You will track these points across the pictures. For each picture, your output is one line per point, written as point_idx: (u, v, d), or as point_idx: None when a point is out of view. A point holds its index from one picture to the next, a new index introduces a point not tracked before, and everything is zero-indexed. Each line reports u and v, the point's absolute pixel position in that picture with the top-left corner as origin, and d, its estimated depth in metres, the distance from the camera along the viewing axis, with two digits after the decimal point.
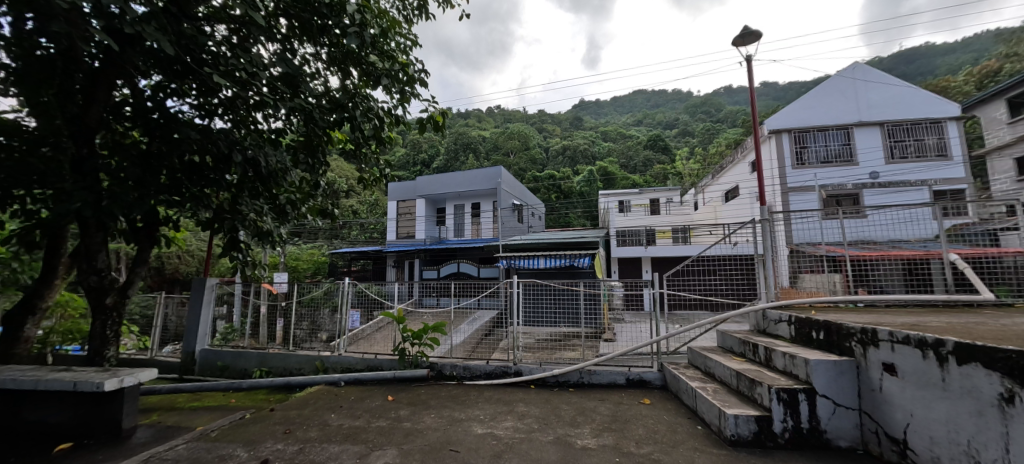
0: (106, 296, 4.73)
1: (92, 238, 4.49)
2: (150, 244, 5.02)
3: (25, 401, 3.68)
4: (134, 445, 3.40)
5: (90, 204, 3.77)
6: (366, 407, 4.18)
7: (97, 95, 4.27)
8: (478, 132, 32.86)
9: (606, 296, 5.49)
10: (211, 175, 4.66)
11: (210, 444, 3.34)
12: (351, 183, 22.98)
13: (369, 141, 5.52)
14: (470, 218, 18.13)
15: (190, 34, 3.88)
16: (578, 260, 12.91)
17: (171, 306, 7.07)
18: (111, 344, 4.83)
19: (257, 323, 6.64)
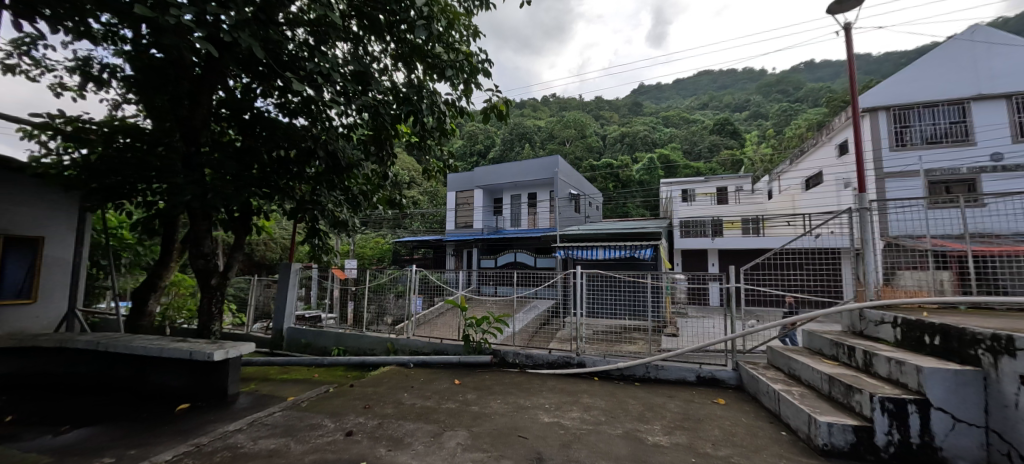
0: (212, 277, 5.37)
1: (199, 226, 5.09)
2: (245, 232, 5.59)
3: (151, 365, 4.28)
4: (239, 409, 3.84)
5: (198, 196, 4.26)
6: (434, 389, 4.39)
7: (201, 99, 4.80)
8: (534, 121, 32.74)
9: (669, 289, 5.21)
10: (294, 169, 5.14)
11: (301, 413, 3.68)
12: (413, 175, 23.99)
13: (434, 133, 5.74)
14: (527, 208, 18.19)
15: (274, 36, 4.27)
16: (639, 251, 12.52)
17: (259, 288, 7.83)
18: (216, 319, 5.46)
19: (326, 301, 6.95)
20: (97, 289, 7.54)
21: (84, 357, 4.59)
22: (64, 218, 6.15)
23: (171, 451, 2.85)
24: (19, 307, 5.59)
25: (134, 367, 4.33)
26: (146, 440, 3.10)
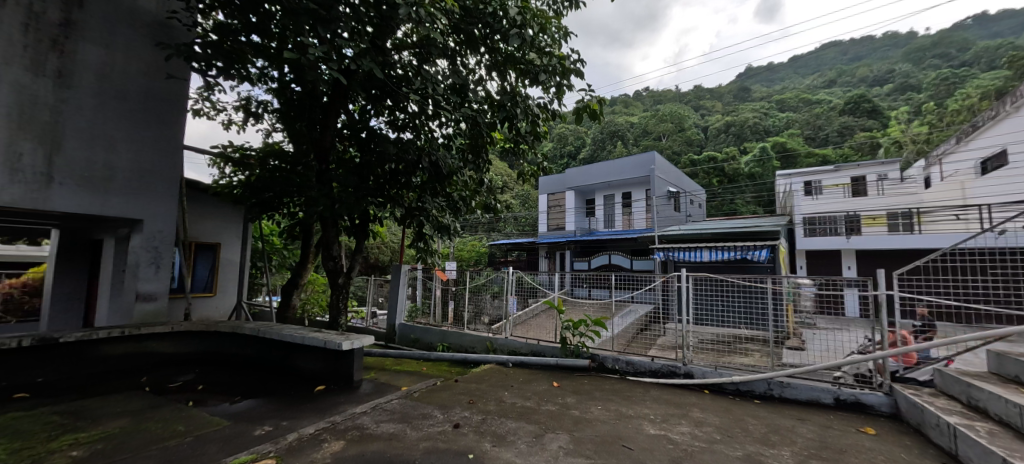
0: (339, 277, 6.13)
1: (329, 233, 5.85)
2: (364, 237, 6.28)
3: (295, 351, 5.01)
4: (362, 395, 4.31)
5: (327, 207, 4.90)
6: (534, 389, 4.44)
7: (329, 122, 5.53)
8: (626, 118, 31.51)
9: (790, 296, 4.49)
10: (403, 179, 5.63)
11: (414, 403, 3.99)
12: (506, 180, 24.70)
13: (527, 137, 5.84)
14: (621, 208, 17.55)
15: (386, 61, 4.79)
16: (752, 253, 11.30)
17: (374, 287, 8.71)
18: (342, 314, 6.21)
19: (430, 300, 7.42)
20: (254, 285, 9.07)
21: (249, 342, 5.56)
22: (233, 228, 7.71)
23: (313, 426, 3.29)
24: (205, 299, 7.28)
25: (283, 352, 5.11)
26: (294, 414, 3.63)
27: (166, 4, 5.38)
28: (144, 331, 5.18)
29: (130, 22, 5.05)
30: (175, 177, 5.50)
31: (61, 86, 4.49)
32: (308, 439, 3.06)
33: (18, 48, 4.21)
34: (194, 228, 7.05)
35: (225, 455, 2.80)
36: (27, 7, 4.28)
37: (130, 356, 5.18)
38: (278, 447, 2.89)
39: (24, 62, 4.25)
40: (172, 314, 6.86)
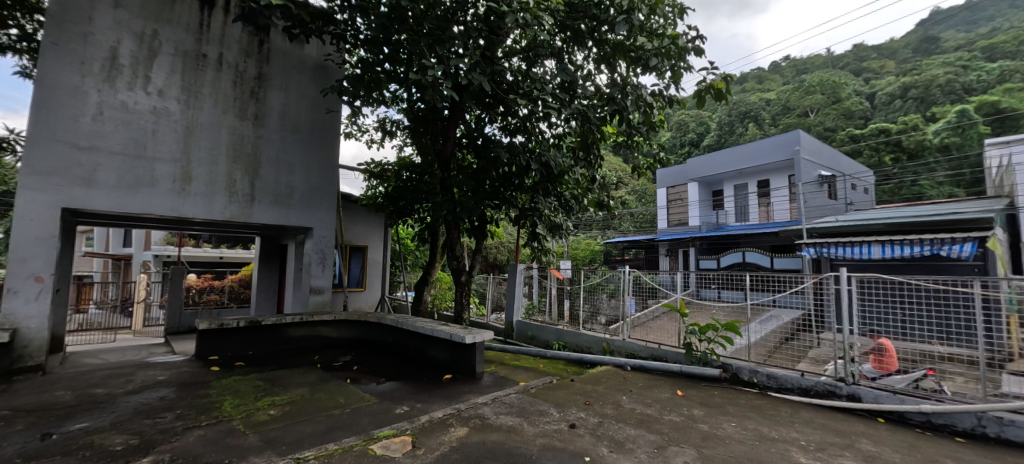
0: (462, 275, 6.61)
1: (452, 234, 6.36)
2: (483, 237, 6.67)
3: (427, 341, 5.53)
4: (484, 386, 4.57)
5: (449, 211, 5.36)
6: (655, 397, 4.17)
7: (449, 133, 6.05)
8: (761, 95, 27.67)
9: (1016, 306, 3.42)
10: (516, 181, 5.84)
11: (532, 398, 4.08)
12: (620, 175, 23.81)
13: (639, 128, 5.51)
14: (757, 199, 15.49)
15: (496, 69, 5.10)
16: (946, 248, 8.94)
17: (493, 285, 9.15)
18: (465, 309, 6.67)
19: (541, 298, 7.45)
20: (393, 282, 10.30)
21: (390, 331, 6.32)
22: (378, 232, 8.89)
23: (441, 411, 3.59)
24: (357, 293, 8.52)
25: (417, 342, 5.69)
26: (426, 398, 4.00)
27: (323, 51, 6.78)
28: (315, 317, 6.38)
29: (299, 70, 6.54)
30: (333, 190, 6.82)
31: (257, 126, 6.07)
32: (438, 422, 3.34)
33: (230, 102, 5.84)
34: (348, 233, 8.35)
35: (372, 428, 3.21)
36: (237, 71, 5.92)
37: (308, 337, 6.42)
38: (414, 426, 3.21)
39: (236, 111, 5.89)
40: (335, 304, 8.22)
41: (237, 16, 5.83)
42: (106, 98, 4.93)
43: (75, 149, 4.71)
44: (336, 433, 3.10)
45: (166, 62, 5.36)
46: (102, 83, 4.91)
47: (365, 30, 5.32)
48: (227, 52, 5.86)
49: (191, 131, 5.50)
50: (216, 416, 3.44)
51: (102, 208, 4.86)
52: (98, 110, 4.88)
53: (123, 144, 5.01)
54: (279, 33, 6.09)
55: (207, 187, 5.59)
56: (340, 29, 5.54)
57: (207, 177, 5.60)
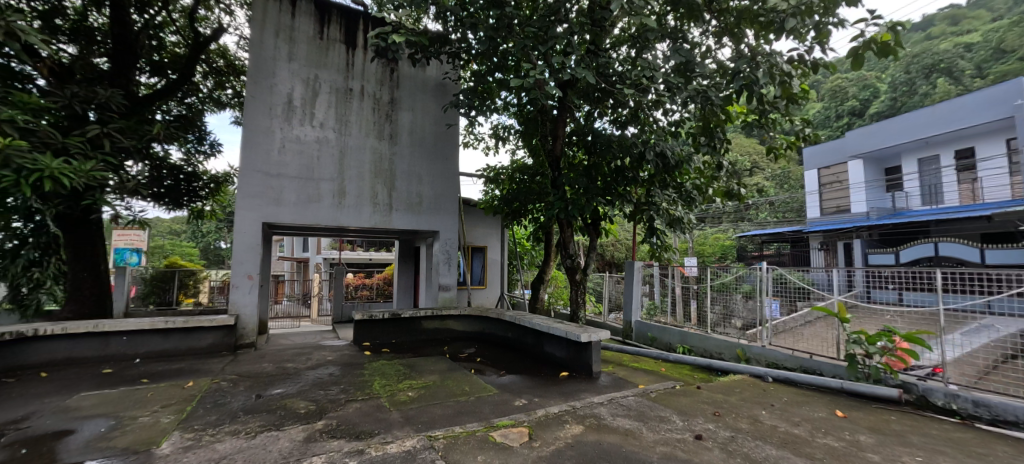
0: (576, 273, 6.63)
1: (566, 233, 6.47)
2: (597, 235, 6.64)
3: (544, 338, 5.63)
4: (602, 385, 4.50)
5: (562, 210, 5.49)
6: (803, 415, 3.62)
7: (559, 131, 6.18)
8: (956, 40, 21.60)
9: None
10: (630, 175, 5.69)
11: (652, 403, 3.88)
12: (756, 158, 21.01)
13: (776, 103, 4.96)
14: (953, 174, 12.15)
15: (602, 63, 5.06)
16: None
17: (611, 283, 8.75)
18: (581, 308, 6.64)
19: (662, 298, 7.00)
20: (511, 280, 10.73)
21: (509, 327, 6.62)
22: (495, 234, 9.43)
23: (557, 406, 3.65)
24: (480, 291, 9.15)
25: (534, 338, 5.86)
26: (543, 393, 4.11)
27: (442, 71, 7.45)
28: (444, 312, 7.08)
29: (423, 91, 7.29)
30: (455, 196, 7.44)
31: (393, 145, 6.95)
32: (554, 417, 3.41)
33: (372, 125, 6.80)
34: (470, 234, 9.07)
35: (493, 416, 3.42)
36: (375, 99, 6.87)
37: (438, 330, 7.14)
38: (531, 419, 3.33)
39: (376, 134, 6.83)
40: (460, 301, 8.94)
41: (374, 51, 6.77)
42: (286, 134, 6.15)
43: (268, 176, 5.98)
44: (462, 417, 3.38)
45: (325, 99, 6.48)
46: (283, 122, 6.15)
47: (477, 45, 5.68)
48: (367, 83, 6.82)
49: (344, 154, 6.54)
50: (369, 392, 4.06)
51: (287, 221, 6.07)
52: (282, 144, 6.11)
53: (299, 170, 6.20)
54: (406, 60, 6.88)
55: (357, 199, 6.58)
56: (455, 48, 6.04)
57: (357, 191, 6.59)
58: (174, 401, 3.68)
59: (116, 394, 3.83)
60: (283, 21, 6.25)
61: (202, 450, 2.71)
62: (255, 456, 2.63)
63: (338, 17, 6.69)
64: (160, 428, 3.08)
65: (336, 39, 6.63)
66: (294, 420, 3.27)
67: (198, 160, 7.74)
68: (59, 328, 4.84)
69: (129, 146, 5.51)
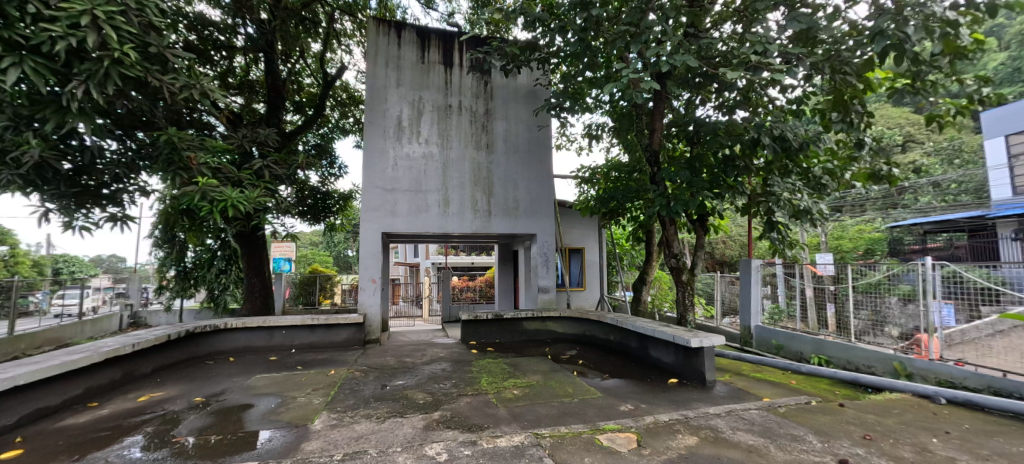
0: (683, 274, 6.21)
1: (669, 231, 6.16)
2: (705, 231, 6.21)
3: (650, 342, 5.39)
4: (718, 394, 4.13)
5: (664, 206, 5.28)
6: (997, 449, 2.90)
7: (657, 125, 5.90)
8: None
9: None
10: (741, 164, 5.26)
11: (780, 418, 3.47)
12: (908, 131, 17.40)
13: (936, 62, 4.10)
14: None
15: (704, 46, 4.76)
16: None
17: (724, 284, 7.69)
18: (690, 311, 6.19)
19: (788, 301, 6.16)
20: (611, 282, 10.42)
21: (611, 330, 6.46)
22: (593, 235, 9.30)
23: (669, 414, 3.47)
24: (578, 292, 9.09)
25: (640, 342, 5.62)
26: (651, 400, 3.93)
27: (533, 78, 7.62)
28: (545, 313, 7.20)
29: (516, 99, 7.53)
30: (551, 199, 7.52)
31: (490, 154, 7.29)
32: (664, 425, 3.24)
33: (471, 136, 7.22)
34: (567, 236, 9.11)
35: (599, 419, 3.38)
36: (472, 111, 7.29)
37: (540, 330, 7.27)
38: (639, 425, 3.22)
39: (474, 144, 7.24)
40: (560, 302, 8.98)
41: (469, 67, 7.19)
42: (398, 152, 6.85)
43: (384, 191, 6.71)
44: (567, 418, 3.41)
45: (429, 117, 7.06)
46: (395, 142, 6.85)
47: (567, 47, 5.71)
48: (465, 98, 7.28)
49: (447, 166, 7.05)
50: (478, 389, 4.29)
51: (402, 230, 6.74)
52: (395, 162, 6.81)
53: (410, 183, 6.84)
54: (499, 72, 7.18)
55: (462, 206, 7.05)
56: (545, 53, 6.13)
57: (460, 200, 7.05)
58: (321, 386, 4.33)
59: (280, 378, 4.65)
60: (392, 51, 6.97)
61: (344, 429, 3.16)
62: (385, 438, 2.98)
63: (436, 40, 7.25)
64: (313, 408, 3.66)
65: (436, 60, 7.19)
66: (415, 409, 3.62)
67: (330, 181, 8.99)
68: (239, 323, 6.03)
69: (282, 173, 6.65)
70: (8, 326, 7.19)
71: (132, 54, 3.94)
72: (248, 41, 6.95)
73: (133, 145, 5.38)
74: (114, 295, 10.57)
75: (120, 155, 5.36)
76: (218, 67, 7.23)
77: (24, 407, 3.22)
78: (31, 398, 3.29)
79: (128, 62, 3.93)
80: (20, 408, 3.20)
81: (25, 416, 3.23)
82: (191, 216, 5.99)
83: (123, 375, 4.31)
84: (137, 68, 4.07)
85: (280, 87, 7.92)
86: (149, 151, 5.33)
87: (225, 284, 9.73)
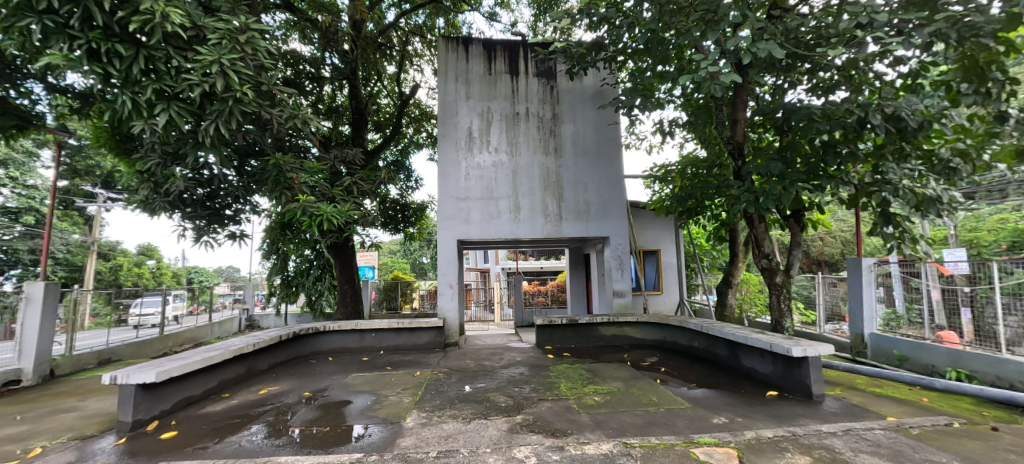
0: (776, 275, 5.66)
1: (758, 228, 5.67)
2: (801, 228, 5.61)
3: (742, 350, 4.98)
4: (830, 410, 3.69)
5: (751, 202, 4.88)
6: None
7: (740, 115, 5.48)
8: None
9: None
10: (843, 150, 4.68)
11: (913, 441, 3.00)
12: None
13: None
14: None
15: (792, 24, 4.35)
16: None
17: (825, 286, 6.90)
18: (787, 317, 5.61)
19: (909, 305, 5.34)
20: (691, 285, 9.82)
21: (695, 336, 6.08)
22: (669, 236, 8.87)
23: (772, 430, 3.16)
24: (656, 296, 8.69)
25: (730, 350, 5.22)
26: (748, 413, 3.62)
27: (599, 78, 7.48)
28: (621, 317, 6.99)
29: (582, 100, 7.44)
30: (623, 200, 7.30)
31: (558, 158, 7.27)
32: (768, 442, 2.96)
33: (539, 142, 7.27)
34: (641, 238, 8.77)
35: (691, 431, 3.19)
36: (539, 117, 7.34)
37: (616, 336, 7.06)
38: (739, 440, 2.98)
39: (543, 149, 7.27)
40: (636, 307, 8.65)
41: (535, 74, 7.25)
42: (469, 162, 7.09)
43: (458, 200, 6.99)
44: (656, 429, 3.25)
45: (497, 126, 7.23)
46: (466, 152, 7.11)
47: (636, 42, 5.52)
48: (532, 104, 7.35)
49: (517, 173, 7.16)
50: (558, 394, 4.26)
51: (476, 237, 6.95)
52: (467, 171, 7.06)
53: (481, 191, 7.04)
54: (565, 75, 7.15)
55: (532, 211, 7.10)
56: (613, 51, 5.98)
57: (530, 205, 7.11)
58: (409, 386, 4.60)
59: (373, 377, 5.01)
60: (460, 66, 7.26)
61: (434, 428, 3.31)
62: (473, 439, 3.08)
63: (502, 50, 7.42)
64: (404, 406, 3.89)
65: (502, 70, 7.36)
66: (498, 412, 3.69)
67: (408, 193, 9.56)
68: (336, 326, 6.62)
69: (367, 188, 7.21)
70: (158, 327, 8.39)
71: (248, 92, 4.53)
72: (334, 70, 7.66)
73: (247, 170, 6.17)
74: (233, 301, 12.11)
75: (237, 180, 6.17)
76: (311, 96, 8.05)
77: (175, 395, 3.81)
78: (181, 388, 3.88)
79: (246, 100, 4.56)
80: (173, 396, 3.79)
81: (176, 403, 3.82)
82: (293, 230, 6.71)
83: (247, 370, 4.93)
84: (251, 104, 4.67)
85: (362, 109, 8.59)
86: (259, 174, 6.07)
87: (321, 290, 10.73)
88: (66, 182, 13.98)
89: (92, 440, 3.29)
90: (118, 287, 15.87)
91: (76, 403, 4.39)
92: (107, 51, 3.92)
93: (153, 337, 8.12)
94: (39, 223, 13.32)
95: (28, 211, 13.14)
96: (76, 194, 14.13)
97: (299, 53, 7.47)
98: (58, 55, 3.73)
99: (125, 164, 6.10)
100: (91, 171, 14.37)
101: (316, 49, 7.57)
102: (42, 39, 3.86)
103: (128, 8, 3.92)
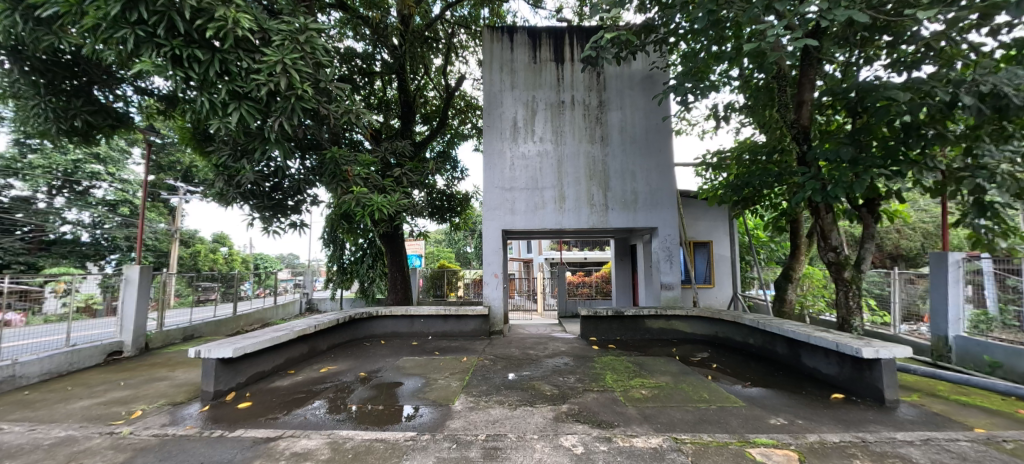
0: (844, 270, 5.23)
1: (824, 220, 5.27)
2: (875, 220, 5.15)
3: (804, 348, 4.68)
4: (904, 417, 3.39)
5: (818, 191, 4.54)
6: None
7: (806, 97, 5.08)
8: None
9: None
10: (929, 132, 4.20)
11: (1007, 457, 2.70)
12: None
13: None
14: None
15: None
16: None
17: (901, 284, 6.31)
18: (855, 314, 5.18)
19: (1002, 306, 4.76)
20: (745, 279, 9.33)
21: (751, 333, 5.78)
22: (722, 227, 8.44)
23: (839, 435, 2.96)
24: (707, 290, 8.33)
25: (791, 348, 4.91)
26: (810, 416, 3.41)
27: (649, 62, 7.19)
28: (669, 311, 6.78)
29: (631, 86, 7.20)
30: (673, 189, 7.03)
31: (605, 146, 7.11)
32: (834, 447, 2.78)
33: (584, 130, 7.14)
34: (692, 229, 8.42)
35: (746, 431, 3.06)
36: (585, 105, 7.20)
37: (664, 330, 6.86)
38: (800, 443, 2.83)
39: (588, 138, 7.13)
40: (685, 300, 8.34)
41: (581, 61, 7.10)
42: (514, 152, 7.10)
43: (503, 190, 7.03)
44: (707, 426, 3.15)
45: (542, 116, 7.17)
46: (511, 142, 7.12)
47: (690, 23, 5.25)
48: (577, 92, 7.21)
49: (562, 162, 7.08)
50: (603, 385, 4.22)
51: (520, 227, 6.98)
52: (512, 161, 7.08)
53: (526, 181, 7.04)
54: (612, 61, 6.94)
55: (577, 201, 7.01)
56: (664, 33, 5.74)
57: (575, 195, 7.03)
58: (457, 371, 4.74)
59: (423, 361, 5.21)
60: (505, 56, 7.25)
61: (482, 412, 3.40)
62: (519, 425, 3.13)
63: (547, 38, 7.31)
64: (453, 390, 4.02)
65: (547, 59, 7.26)
66: (544, 401, 3.72)
67: (454, 184, 9.72)
68: (387, 311, 6.93)
69: (416, 179, 7.42)
70: (232, 307, 9.19)
71: (308, 89, 4.79)
72: (384, 65, 7.93)
73: (309, 163, 6.55)
74: (295, 285, 13.01)
75: (299, 172, 6.56)
76: (364, 91, 8.40)
77: (248, 370, 4.16)
78: (253, 363, 4.23)
79: (307, 97, 4.83)
80: (247, 370, 4.15)
81: (249, 377, 4.18)
82: (348, 220, 7.07)
83: (308, 350, 5.29)
84: (311, 100, 4.94)
85: (410, 102, 8.81)
86: (318, 167, 6.43)
87: (372, 277, 11.27)
88: (153, 176, 15.55)
89: (181, 406, 3.68)
90: (197, 271, 17.54)
91: (166, 374, 4.92)
92: (188, 56, 4.29)
93: (228, 316, 8.92)
94: (133, 213, 14.98)
95: (124, 203, 14.75)
96: (161, 187, 15.73)
97: (352, 50, 7.76)
98: (148, 62, 4.11)
99: (203, 159, 6.68)
100: (173, 166, 15.86)
101: (368, 46, 7.86)
102: (135, 47, 4.28)
103: (205, 15, 4.25)
